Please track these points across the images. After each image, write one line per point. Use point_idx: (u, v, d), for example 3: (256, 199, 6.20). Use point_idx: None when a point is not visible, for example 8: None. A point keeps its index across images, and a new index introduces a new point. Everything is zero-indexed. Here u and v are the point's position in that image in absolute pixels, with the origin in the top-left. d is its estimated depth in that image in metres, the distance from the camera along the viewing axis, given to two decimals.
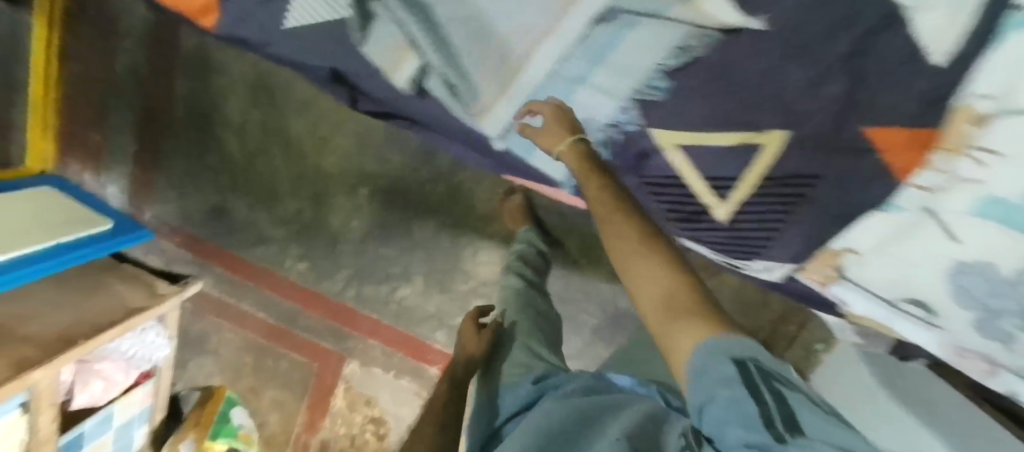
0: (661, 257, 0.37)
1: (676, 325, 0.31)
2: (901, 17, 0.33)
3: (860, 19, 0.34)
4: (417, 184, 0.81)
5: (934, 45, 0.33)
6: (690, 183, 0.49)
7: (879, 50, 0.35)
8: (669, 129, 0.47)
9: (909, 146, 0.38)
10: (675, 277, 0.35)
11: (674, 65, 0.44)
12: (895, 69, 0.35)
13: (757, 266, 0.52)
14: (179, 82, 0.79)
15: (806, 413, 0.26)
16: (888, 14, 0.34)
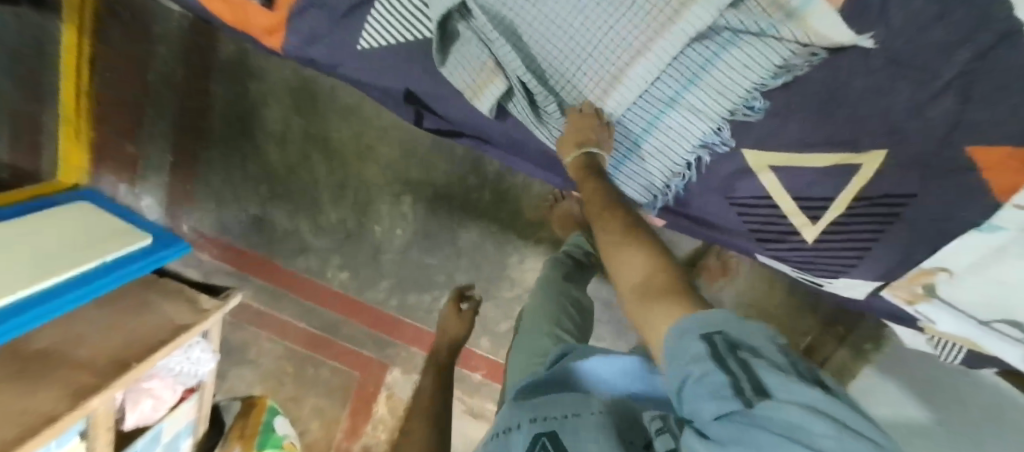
0: (643, 246, 0.31)
1: (653, 314, 0.26)
2: (1021, 32, 0.36)
3: (975, 38, 0.37)
4: (464, 190, 0.79)
5: None
6: (780, 204, 0.47)
7: (992, 66, 0.38)
8: (759, 150, 0.45)
9: (1012, 167, 0.38)
10: (654, 261, 0.29)
11: (774, 84, 0.43)
12: (1009, 85, 0.37)
13: (839, 284, 0.51)
14: (216, 92, 0.77)
15: (776, 380, 0.18)
16: (1006, 31, 0.37)
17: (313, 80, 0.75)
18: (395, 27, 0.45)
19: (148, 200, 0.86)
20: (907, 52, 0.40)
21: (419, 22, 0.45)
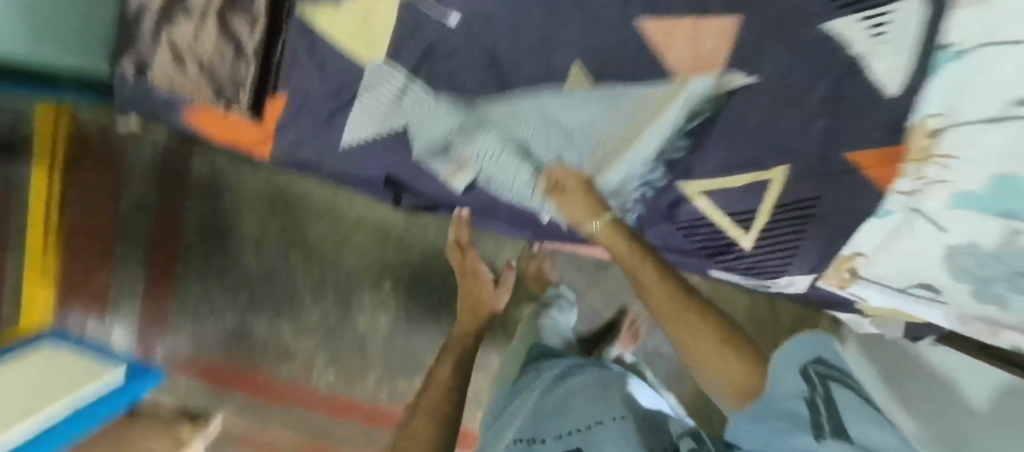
0: (739, 356, 0.46)
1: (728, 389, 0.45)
2: (860, 66, 0.45)
3: (832, 68, 0.46)
4: (440, 265, 0.84)
5: (886, 81, 0.45)
6: (717, 221, 0.57)
7: (851, 91, 0.46)
8: (693, 180, 0.55)
9: (886, 163, 0.49)
10: (747, 368, 0.45)
11: (690, 127, 0.52)
12: (865, 103, 0.46)
13: (782, 282, 0.60)
14: (191, 208, 0.81)
15: (853, 415, 0.31)
16: (848, 65, 0.45)
17: (285, 186, 0.81)
18: (373, 124, 0.53)
19: (119, 333, 0.84)
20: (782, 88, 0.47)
21: (395, 118, 0.53)
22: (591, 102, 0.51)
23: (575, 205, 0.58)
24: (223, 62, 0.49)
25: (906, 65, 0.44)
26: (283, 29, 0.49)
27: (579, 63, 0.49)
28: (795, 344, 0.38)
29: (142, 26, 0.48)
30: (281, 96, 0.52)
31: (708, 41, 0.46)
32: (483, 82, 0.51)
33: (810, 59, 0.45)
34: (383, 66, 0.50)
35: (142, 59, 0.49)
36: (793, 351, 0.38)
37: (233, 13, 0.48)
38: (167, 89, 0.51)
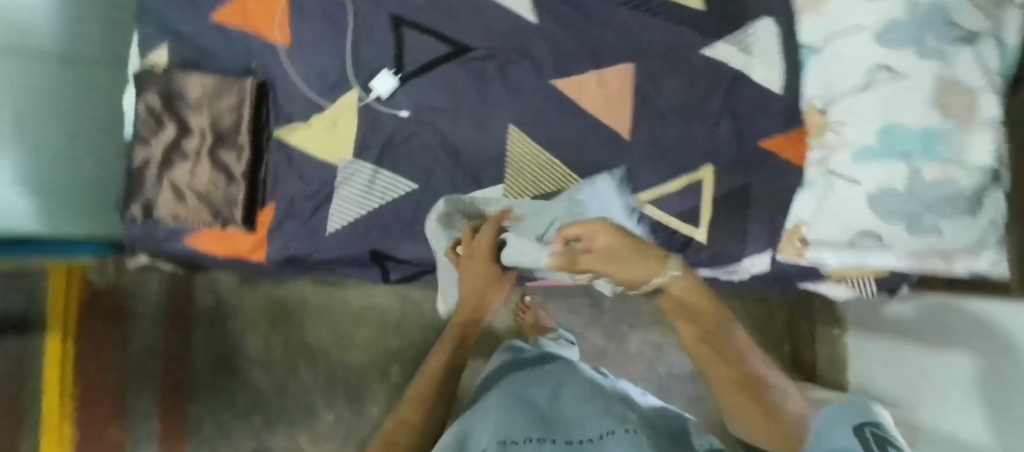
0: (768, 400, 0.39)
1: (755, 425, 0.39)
2: (742, 77, 0.64)
3: (720, 83, 0.64)
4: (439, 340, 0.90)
5: (771, 83, 0.64)
6: (667, 223, 0.64)
7: (744, 94, 0.64)
8: (635, 194, 0.63)
9: (793, 144, 0.64)
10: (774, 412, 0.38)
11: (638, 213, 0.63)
12: (755, 101, 0.64)
13: (744, 265, 0.65)
14: (197, 337, 0.83)
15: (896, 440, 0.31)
16: (734, 77, 0.64)
17: (283, 297, 0.88)
18: (351, 210, 0.61)
19: None
20: (683, 107, 0.64)
21: (370, 201, 0.61)
22: (532, 152, 0.62)
23: (620, 266, 0.38)
24: (217, 187, 0.58)
25: (779, 70, 0.64)
26: (265, 152, 0.60)
27: (512, 127, 0.62)
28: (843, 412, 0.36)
29: (148, 173, 0.58)
30: (269, 205, 0.61)
31: (599, 92, 0.63)
32: (435, 153, 0.62)
33: (701, 81, 0.64)
34: (351, 163, 0.61)
35: (147, 200, 0.58)
36: (843, 416, 0.35)
37: (221, 148, 0.59)
38: (168, 220, 0.59)
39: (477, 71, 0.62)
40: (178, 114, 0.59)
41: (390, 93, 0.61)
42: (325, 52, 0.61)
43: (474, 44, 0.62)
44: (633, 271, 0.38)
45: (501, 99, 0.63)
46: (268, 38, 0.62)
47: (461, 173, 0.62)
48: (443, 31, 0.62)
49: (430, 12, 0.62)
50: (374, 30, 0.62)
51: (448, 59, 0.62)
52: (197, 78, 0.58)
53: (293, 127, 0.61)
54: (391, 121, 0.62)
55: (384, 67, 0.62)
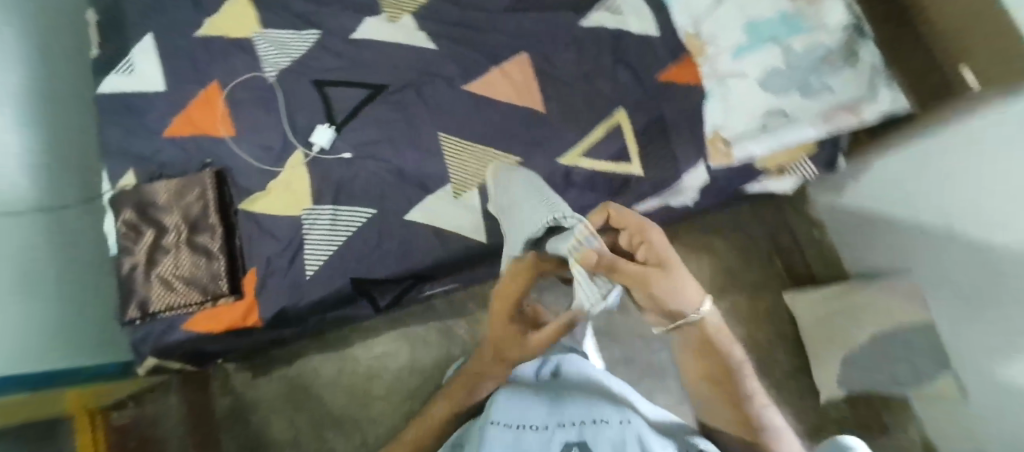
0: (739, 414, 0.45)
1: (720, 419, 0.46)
2: (620, 33, 0.73)
3: (603, 43, 0.73)
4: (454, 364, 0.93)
5: (647, 29, 0.73)
6: (607, 168, 0.69)
7: (628, 46, 0.73)
8: (568, 151, 0.69)
9: (685, 67, 0.71)
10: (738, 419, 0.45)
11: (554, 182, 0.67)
12: (639, 47, 0.73)
13: (684, 184, 0.71)
14: (224, 440, 0.87)
15: None
16: (614, 36, 0.73)
17: (298, 373, 0.90)
18: (323, 249, 0.66)
19: None
20: (581, 72, 0.72)
21: (338, 236, 0.67)
22: (466, 149, 0.69)
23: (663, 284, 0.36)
24: (200, 269, 0.64)
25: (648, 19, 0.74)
26: (236, 225, 0.67)
27: (441, 135, 0.69)
28: None
29: (136, 276, 0.63)
30: (251, 270, 0.66)
31: (506, 83, 0.71)
32: (384, 178, 0.68)
33: (587, 47, 0.73)
34: (312, 209, 0.67)
35: (142, 299, 0.63)
36: None
37: (196, 234, 0.66)
38: (165, 312, 0.63)
39: (399, 101, 0.71)
40: (152, 219, 0.65)
41: (330, 143, 0.69)
42: (266, 128, 0.69)
43: (389, 80, 0.71)
44: (662, 295, 0.36)
45: (426, 117, 0.70)
46: (215, 133, 0.69)
47: (411, 187, 0.68)
48: (360, 80, 0.71)
49: (344, 69, 0.72)
50: (302, 97, 0.71)
51: (371, 99, 0.71)
52: (162, 183, 0.66)
53: (254, 198, 0.68)
54: (336, 165, 0.68)
55: (319, 122, 0.69)
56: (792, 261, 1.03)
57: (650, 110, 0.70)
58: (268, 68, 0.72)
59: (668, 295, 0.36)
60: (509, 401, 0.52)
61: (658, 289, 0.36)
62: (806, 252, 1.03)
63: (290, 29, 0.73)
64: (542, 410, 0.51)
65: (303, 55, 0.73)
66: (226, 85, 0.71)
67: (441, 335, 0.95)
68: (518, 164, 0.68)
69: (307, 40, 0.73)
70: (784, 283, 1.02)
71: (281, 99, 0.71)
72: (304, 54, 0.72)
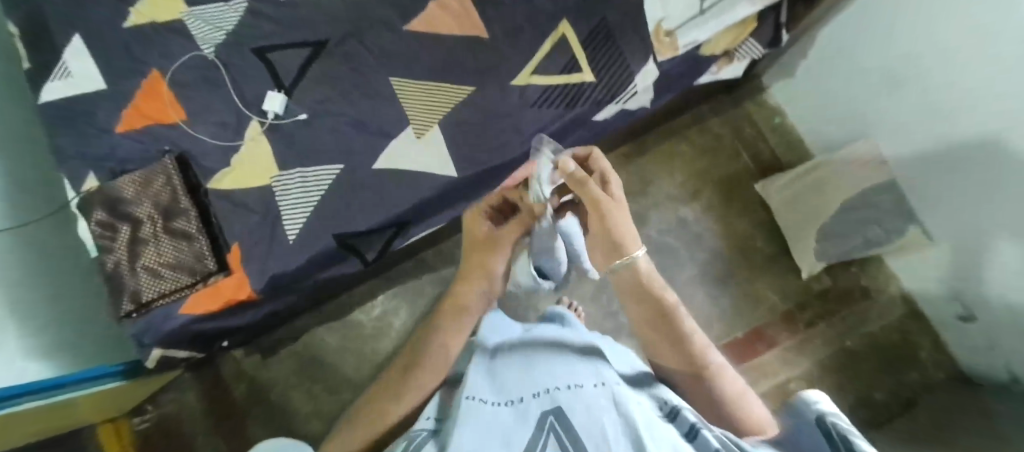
0: (682, 350, 0.47)
1: (671, 361, 0.48)
2: None
3: None
4: None
5: None
6: (559, 80, 0.71)
7: None
8: (518, 72, 0.71)
9: None
10: (685, 358, 0.47)
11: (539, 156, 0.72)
12: None
13: (637, 82, 0.74)
14: (251, 424, 0.90)
15: None
16: None
17: (306, 347, 0.93)
18: (301, 210, 0.68)
19: None
20: None
21: (313, 194, 0.68)
22: (420, 89, 0.70)
23: (611, 214, 0.52)
24: (184, 252, 0.65)
25: None
26: (209, 206, 0.67)
27: (394, 79, 0.70)
28: None
29: (123, 271, 0.64)
30: (234, 245, 0.66)
31: (446, 17, 0.71)
32: (345, 131, 0.69)
33: None
34: (281, 173, 0.68)
35: (135, 290, 0.63)
36: None
37: (172, 220, 0.66)
38: (159, 300, 0.63)
39: (344, 53, 0.70)
40: (124, 214, 0.65)
41: (284, 108, 0.69)
42: (217, 106, 0.69)
43: (329, 34, 0.71)
44: (612, 227, 0.51)
45: (373, 64, 0.70)
46: (169, 121, 0.67)
47: (374, 136, 0.69)
48: (300, 39, 0.70)
49: (281, 31, 0.70)
50: (246, 67, 0.70)
51: (315, 58, 0.70)
52: (125, 178, 0.65)
53: (221, 177, 0.68)
54: (295, 127, 0.69)
55: (268, 90, 0.69)
56: (758, 152, 1.07)
57: (591, 18, 0.71)
58: (204, 45, 0.69)
59: (620, 230, 0.51)
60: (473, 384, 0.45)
61: (608, 214, 0.52)
62: (771, 141, 1.07)
63: (217, 2, 0.70)
64: (510, 385, 0.43)
65: (237, 27, 0.70)
66: (167, 70, 0.68)
67: (436, 284, 0.98)
68: (472, 93, 0.70)
69: (238, 9, 0.71)
70: (753, 174, 1.06)
71: (226, 74, 0.69)
72: (237, 25, 0.70)
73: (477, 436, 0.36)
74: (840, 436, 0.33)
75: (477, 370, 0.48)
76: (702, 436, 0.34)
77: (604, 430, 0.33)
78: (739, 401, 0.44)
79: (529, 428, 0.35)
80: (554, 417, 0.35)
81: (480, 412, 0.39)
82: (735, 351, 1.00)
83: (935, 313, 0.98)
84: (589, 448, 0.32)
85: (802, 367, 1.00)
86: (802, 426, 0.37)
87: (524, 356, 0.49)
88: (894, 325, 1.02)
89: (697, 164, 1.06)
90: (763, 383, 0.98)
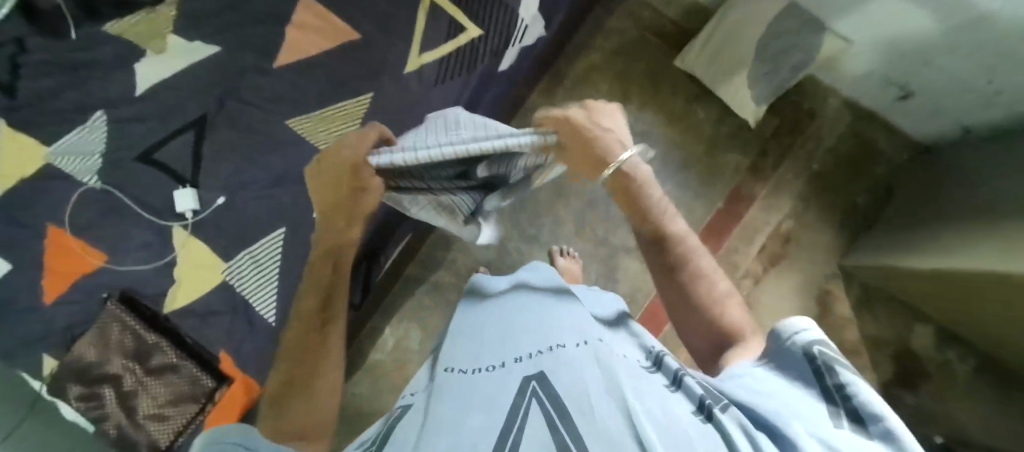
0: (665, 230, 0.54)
1: (656, 239, 0.54)
2: None
3: None
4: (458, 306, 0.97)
5: None
6: (451, 48, 0.69)
7: None
8: (408, 58, 0.68)
9: None
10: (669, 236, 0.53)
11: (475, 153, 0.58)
12: None
13: (524, 15, 0.72)
14: None
15: None
16: None
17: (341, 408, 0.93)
18: (267, 290, 0.66)
19: None
20: None
21: (270, 269, 0.65)
22: (322, 119, 0.67)
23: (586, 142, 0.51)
24: (177, 383, 0.63)
25: None
26: (176, 329, 0.64)
27: (290, 122, 0.66)
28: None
29: (126, 428, 0.62)
30: (221, 354, 0.64)
31: (310, 37, 0.67)
32: (270, 194, 0.66)
33: None
34: (229, 264, 0.65)
35: (150, 441, 0.62)
36: None
37: (148, 360, 0.63)
38: (178, 439, 0.63)
39: (229, 119, 0.66)
40: (97, 377, 0.62)
41: (199, 201, 0.64)
42: (132, 231, 0.64)
43: (205, 107, 0.66)
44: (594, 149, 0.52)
45: (263, 117, 0.66)
46: (92, 269, 0.62)
47: (301, 186, 0.67)
48: (178, 126, 0.65)
49: (154, 126, 0.65)
50: (137, 178, 0.64)
51: (203, 138, 0.65)
52: (78, 344, 0.61)
53: (172, 296, 0.64)
54: (219, 214, 0.65)
55: (174, 190, 0.64)
56: (664, 31, 1.06)
57: None
58: (85, 178, 0.63)
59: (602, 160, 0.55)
60: (455, 352, 0.40)
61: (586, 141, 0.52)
62: (670, 16, 1.06)
63: (73, 129, 0.63)
64: (488, 348, 0.38)
65: (109, 143, 0.64)
66: (62, 220, 0.62)
67: (432, 292, 0.98)
68: (371, 101, 0.68)
69: (100, 124, 0.64)
70: (669, 53, 1.06)
71: (123, 195, 0.64)
72: (107, 142, 0.64)
73: (453, 411, 0.30)
74: (827, 367, 0.32)
75: (453, 340, 0.43)
76: (686, 384, 0.32)
77: (592, 390, 0.28)
78: (720, 317, 0.48)
79: (508, 394, 0.30)
80: (537, 382, 0.30)
81: (461, 381, 0.34)
82: (723, 219, 1.03)
83: (877, 106, 1.02)
84: (574, 411, 0.27)
85: (787, 206, 1.04)
86: (778, 356, 0.36)
87: (501, 309, 0.43)
88: (849, 132, 1.05)
89: (614, 66, 1.05)
90: (759, 235, 1.03)
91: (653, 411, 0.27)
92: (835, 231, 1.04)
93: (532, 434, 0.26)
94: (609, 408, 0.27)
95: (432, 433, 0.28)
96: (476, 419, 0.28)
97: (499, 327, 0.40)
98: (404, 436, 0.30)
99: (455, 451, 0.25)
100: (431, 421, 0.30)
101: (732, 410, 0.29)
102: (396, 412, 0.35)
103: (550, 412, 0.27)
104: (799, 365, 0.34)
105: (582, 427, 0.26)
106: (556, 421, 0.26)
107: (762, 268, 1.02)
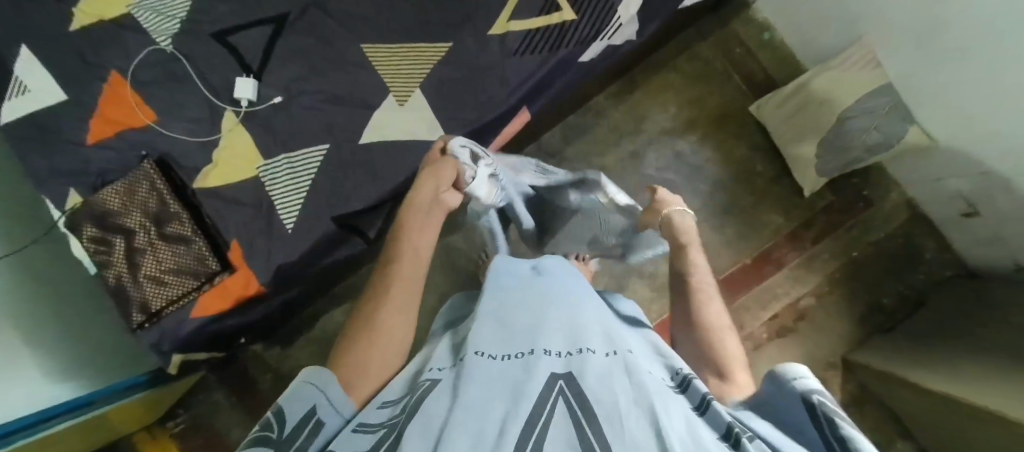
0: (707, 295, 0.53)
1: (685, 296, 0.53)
2: None
3: None
4: (461, 272, 0.98)
5: None
6: (539, 24, 0.68)
7: None
8: (494, 22, 0.68)
9: None
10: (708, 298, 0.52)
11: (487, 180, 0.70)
12: None
13: (621, 11, 0.70)
14: None
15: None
16: None
17: (322, 332, 0.95)
18: (293, 199, 0.66)
19: None
20: None
21: (301, 181, 0.66)
22: (394, 53, 0.67)
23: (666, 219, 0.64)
24: (183, 255, 0.63)
25: None
26: (198, 206, 0.64)
27: (365, 46, 0.67)
28: (299, 375, 0.36)
29: (126, 281, 0.62)
30: (232, 241, 0.65)
31: None
32: (325, 108, 0.67)
33: None
34: (266, 165, 0.65)
35: (142, 300, 0.62)
36: (309, 389, 0.35)
37: (163, 226, 0.63)
38: (168, 307, 0.63)
39: (309, 26, 0.67)
40: (113, 226, 0.62)
41: (255, 93, 0.65)
42: (187, 101, 0.65)
43: (291, 6, 0.66)
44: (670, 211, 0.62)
45: (341, 33, 0.67)
46: (138, 124, 0.64)
47: (355, 109, 0.67)
48: (260, 16, 0.66)
49: (237, 9, 0.66)
50: (207, 53, 0.65)
51: (279, 35, 0.66)
52: (105, 188, 0.62)
53: (206, 173, 0.65)
54: (273, 111, 0.66)
55: (237, 76, 0.65)
56: (749, 71, 1.04)
57: None
58: (160, 38, 0.64)
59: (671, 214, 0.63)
60: (481, 335, 0.40)
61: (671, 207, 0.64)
62: (761, 59, 1.04)
63: None
64: (514, 342, 0.39)
65: (190, 13, 0.65)
66: (127, 70, 0.64)
67: (441, 251, 0.98)
68: (449, 51, 0.68)
69: None
70: (748, 98, 1.04)
71: (188, 63, 0.65)
72: (189, 11, 0.65)
73: (479, 395, 0.30)
74: (828, 419, 0.29)
75: (481, 324, 0.43)
76: (714, 409, 0.31)
77: (618, 399, 0.28)
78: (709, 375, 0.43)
79: (535, 385, 0.30)
80: (565, 380, 0.31)
81: (488, 366, 0.34)
82: (742, 277, 1.01)
83: (937, 215, 1.00)
84: (601, 415, 0.27)
85: (812, 283, 1.02)
86: (776, 400, 0.33)
87: (530, 306, 0.45)
88: (899, 230, 1.03)
89: (689, 92, 1.04)
90: (773, 303, 1.01)
91: (684, 432, 0.26)
92: (851, 323, 1.01)
93: (556, 434, 0.26)
94: (637, 418, 0.27)
95: (454, 412, 0.28)
96: (502, 406, 0.29)
97: (527, 323, 0.41)
98: (433, 404, 0.31)
99: (481, 440, 0.26)
100: (460, 395, 0.30)
101: (761, 443, 0.28)
102: (423, 384, 0.36)
103: (575, 411, 0.28)
104: (799, 417, 0.31)
105: (607, 431, 0.26)
106: (582, 421, 0.27)
107: (765, 337, 1.00)
